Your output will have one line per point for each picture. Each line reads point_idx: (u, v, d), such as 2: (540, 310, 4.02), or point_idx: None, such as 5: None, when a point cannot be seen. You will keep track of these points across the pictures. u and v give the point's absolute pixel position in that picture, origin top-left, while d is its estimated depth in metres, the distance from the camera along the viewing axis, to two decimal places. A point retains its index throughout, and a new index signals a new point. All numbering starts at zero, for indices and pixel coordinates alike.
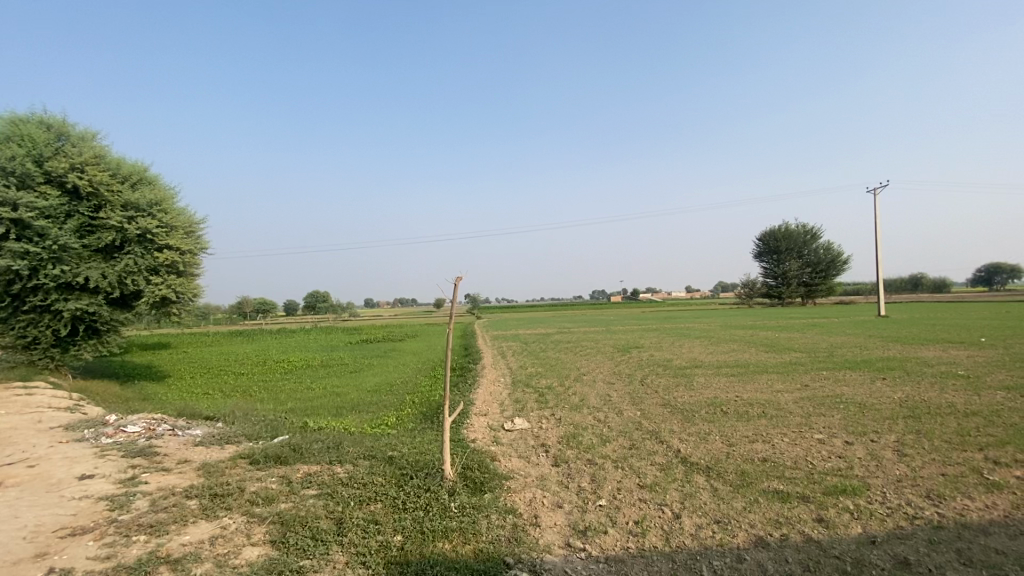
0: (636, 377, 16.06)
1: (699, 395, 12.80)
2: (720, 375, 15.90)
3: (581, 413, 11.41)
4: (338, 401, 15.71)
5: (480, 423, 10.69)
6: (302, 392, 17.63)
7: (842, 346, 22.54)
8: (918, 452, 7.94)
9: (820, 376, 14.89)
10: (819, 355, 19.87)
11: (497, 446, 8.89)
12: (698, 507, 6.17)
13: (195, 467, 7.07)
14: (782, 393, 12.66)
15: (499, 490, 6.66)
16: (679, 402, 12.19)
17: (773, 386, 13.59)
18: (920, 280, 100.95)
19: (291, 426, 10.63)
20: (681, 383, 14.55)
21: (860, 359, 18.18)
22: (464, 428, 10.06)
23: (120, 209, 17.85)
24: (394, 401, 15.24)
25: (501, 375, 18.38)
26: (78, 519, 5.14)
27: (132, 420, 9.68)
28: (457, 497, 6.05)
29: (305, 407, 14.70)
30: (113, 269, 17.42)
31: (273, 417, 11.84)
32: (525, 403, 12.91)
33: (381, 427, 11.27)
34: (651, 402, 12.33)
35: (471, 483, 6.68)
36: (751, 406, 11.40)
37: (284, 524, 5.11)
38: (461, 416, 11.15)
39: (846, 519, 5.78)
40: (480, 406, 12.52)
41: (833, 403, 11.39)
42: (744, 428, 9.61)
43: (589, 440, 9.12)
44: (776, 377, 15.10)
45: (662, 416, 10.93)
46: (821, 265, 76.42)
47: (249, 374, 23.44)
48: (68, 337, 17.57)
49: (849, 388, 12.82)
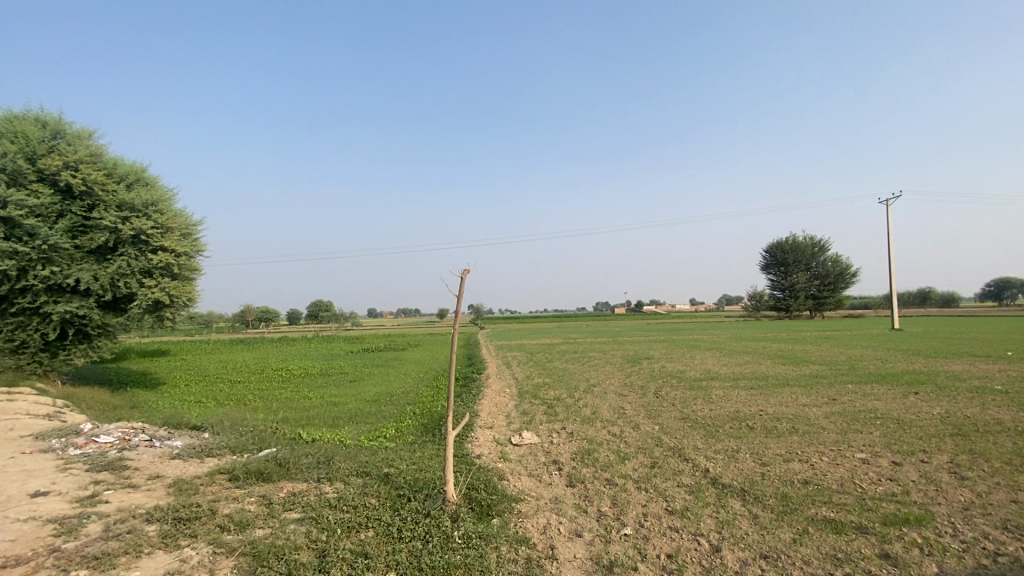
0: (649, 389, 15.21)
1: (720, 408, 11.95)
2: (739, 387, 14.99)
3: (594, 428, 10.56)
4: (336, 411, 14.91)
5: (485, 436, 9.88)
6: (298, 402, 16.83)
7: (863, 359, 21.53)
8: (978, 475, 7.09)
9: (846, 389, 13.99)
10: (840, 368, 18.91)
11: (504, 463, 8.07)
12: (740, 539, 5.33)
13: (166, 484, 6.27)
14: (809, 407, 11.78)
15: (509, 515, 5.85)
16: (699, 416, 11.33)
17: (798, 400, 12.69)
18: (929, 294, 99.60)
19: (281, 438, 9.82)
20: (699, 396, 13.64)
21: (885, 372, 17.23)
22: (468, 442, 9.25)
23: (115, 210, 17.25)
24: (394, 412, 14.43)
25: (507, 386, 17.50)
26: (15, 547, 4.31)
27: (109, 429, 8.90)
28: (461, 524, 5.23)
29: (299, 418, 13.87)
30: (105, 271, 16.75)
31: (264, 427, 11.04)
32: (533, 415, 12.06)
33: (379, 440, 10.45)
34: (669, 416, 11.47)
35: (477, 507, 5.86)
36: (779, 421, 10.54)
37: (257, 557, 4.30)
38: (464, 429, 10.36)
39: (917, 556, 4.95)
40: (484, 418, 11.68)
41: (868, 418, 10.51)
42: (775, 445, 8.76)
43: (605, 457, 8.29)
44: (799, 390, 14.21)
45: (682, 431, 10.06)
46: (829, 278, 74.91)
47: (246, 382, 22.60)
48: (57, 341, 16.92)
49: (881, 403, 11.92)
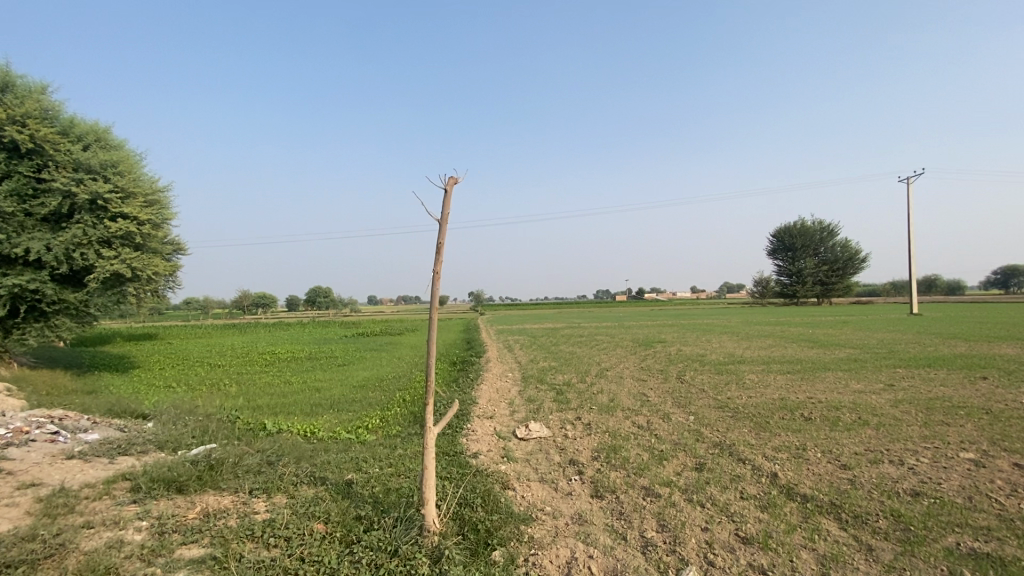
0: (671, 373, 13.46)
1: (761, 395, 10.20)
2: (774, 372, 13.20)
3: (615, 418, 8.74)
4: (316, 397, 13.17)
5: (485, 428, 8.10)
6: (276, 387, 15.10)
7: (898, 344, 19.58)
8: None
9: (899, 374, 12.17)
10: (879, 352, 17.07)
11: (508, 464, 6.28)
12: None
13: (36, 498, 4.45)
14: (868, 394, 9.99)
15: (517, 548, 4.08)
16: (738, 404, 9.53)
17: (849, 386, 10.86)
18: (936, 282, 97.58)
19: (234, 429, 8.04)
20: (731, 381, 11.87)
21: (933, 357, 15.36)
22: (463, 437, 7.45)
23: (69, 171, 15.39)
24: (382, 399, 12.69)
25: (509, 371, 15.76)
26: None
27: (14, 419, 7.13)
28: (444, 571, 3.41)
29: (272, 404, 12.09)
30: (59, 240, 14.85)
31: (220, 415, 9.24)
32: (540, 403, 10.28)
33: (357, 432, 8.66)
34: (703, 404, 9.63)
35: (470, 537, 4.08)
36: (839, 410, 8.73)
37: None
38: (459, 418, 8.60)
39: None
40: (483, 406, 9.89)
41: (947, 407, 8.72)
42: (850, 442, 6.93)
43: (638, 457, 6.49)
44: (845, 375, 12.39)
45: (723, 422, 8.27)
46: (838, 264, 72.94)
47: (226, 367, 20.87)
48: (8, 319, 15.10)
49: (950, 390, 10.12)
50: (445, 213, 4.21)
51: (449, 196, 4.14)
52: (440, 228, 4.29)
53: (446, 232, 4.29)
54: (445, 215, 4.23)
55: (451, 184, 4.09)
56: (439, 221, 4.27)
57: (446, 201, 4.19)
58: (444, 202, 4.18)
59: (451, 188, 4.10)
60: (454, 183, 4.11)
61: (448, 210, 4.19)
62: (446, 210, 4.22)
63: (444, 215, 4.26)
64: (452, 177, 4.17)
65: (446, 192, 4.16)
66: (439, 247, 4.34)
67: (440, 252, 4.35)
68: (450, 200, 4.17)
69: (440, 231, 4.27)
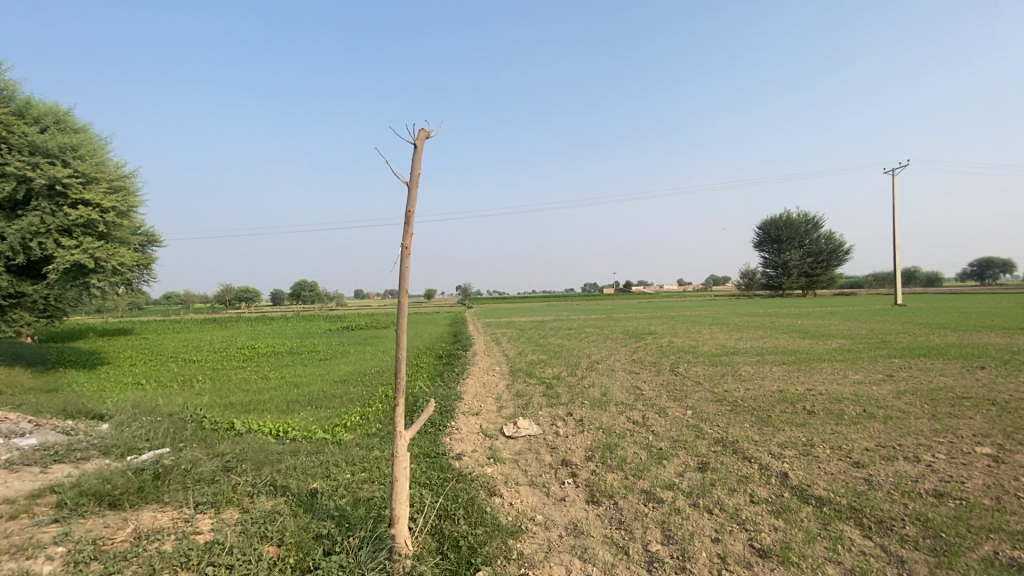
0: (664, 365, 13.01)
1: (759, 387, 9.78)
2: (768, 363, 12.82)
3: (609, 414, 8.23)
4: (293, 393, 12.49)
5: (470, 426, 7.53)
6: (253, 383, 14.40)
7: (889, 334, 19.42)
8: None
9: (896, 364, 11.86)
10: (871, 342, 16.83)
11: (495, 466, 5.74)
12: None
13: None
14: (869, 385, 9.60)
15: (504, 568, 3.54)
16: (737, 397, 9.08)
17: (848, 377, 10.49)
18: (916, 273, 99.05)
19: (195, 430, 7.36)
20: (727, 373, 11.44)
21: (927, 346, 15.15)
22: (446, 436, 6.89)
23: (24, 155, 14.45)
24: (362, 395, 12.06)
25: (496, 364, 15.24)
26: None
27: None
28: None
29: (244, 401, 11.40)
30: (14, 229, 13.91)
31: (183, 414, 8.56)
32: (529, 397, 9.74)
33: (332, 431, 8.03)
34: (700, 398, 9.18)
35: (450, 556, 3.55)
36: (842, 403, 8.32)
37: None
38: (443, 416, 8.03)
39: None
40: (468, 402, 9.31)
41: (952, 398, 8.36)
42: (859, 437, 6.51)
43: (635, 456, 5.98)
44: (842, 365, 12.04)
45: (723, 417, 7.82)
46: (822, 255, 73.54)
47: (201, 362, 20.01)
48: None
49: (951, 381, 9.78)
50: (414, 174, 3.66)
51: (418, 152, 3.63)
52: (409, 191, 3.70)
53: (416, 196, 3.70)
54: (414, 175, 3.67)
55: (420, 136, 3.60)
56: (407, 185, 3.70)
57: (416, 156, 3.63)
58: (413, 159, 3.64)
59: (421, 141, 3.61)
60: (424, 137, 3.61)
61: (418, 170, 3.66)
62: (415, 171, 3.68)
63: (412, 177, 3.70)
64: (422, 131, 3.67)
65: (414, 148, 3.65)
66: (408, 215, 3.72)
67: (409, 222, 3.72)
68: (420, 158, 3.65)
69: (409, 194, 3.68)
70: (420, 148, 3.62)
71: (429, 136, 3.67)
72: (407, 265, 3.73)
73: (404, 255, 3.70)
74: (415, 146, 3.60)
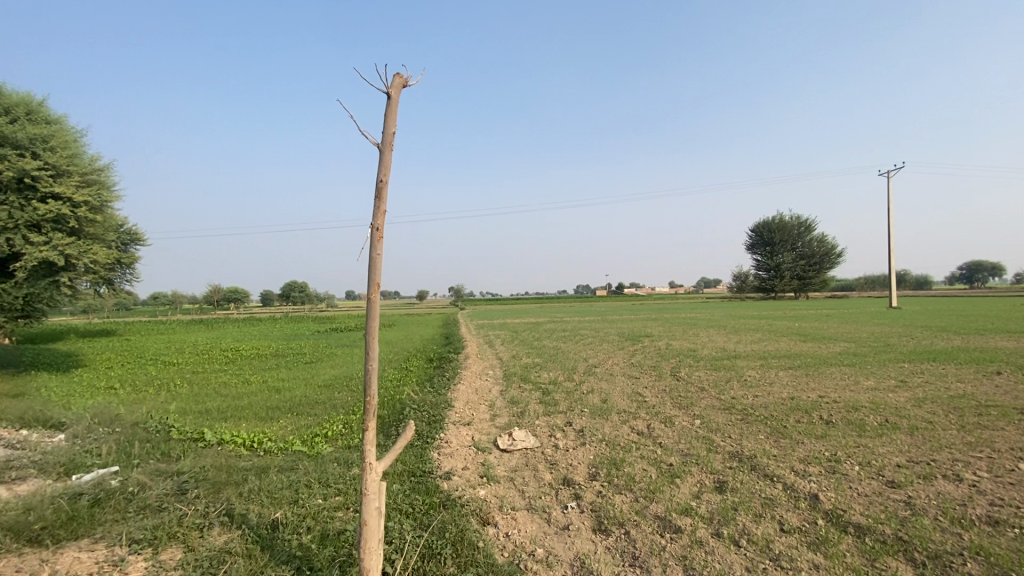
0: (665, 370, 12.41)
1: (769, 394, 9.20)
2: (773, 368, 12.25)
3: (611, 424, 7.62)
4: (274, 399, 11.76)
5: (461, 438, 6.88)
6: (232, 387, 13.63)
7: (889, 337, 18.98)
8: None
9: (906, 369, 11.37)
10: (873, 345, 16.35)
11: (488, 486, 5.11)
12: None
13: None
14: (883, 392, 9.06)
15: None
16: (747, 405, 8.47)
17: (859, 383, 9.94)
18: (907, 277, 99.51)
19: (156, 442, 6.64)
20: (732, 379, 10.84)
21: (932, 350, 14.69)
22: (435, 450, 6.24)
23: None
24: (348, 401, 11.37)
25: (489, 368, 14.58)
26: None
27: None
28: None
29: (220, 408, 10.65)
30: None
31: (149, 423, 7.83)
32: (525, 405, 9.11)
33: (310, 442, 7.34)
34: (706, 406, 8.59)
35: None
36: (859, 411, 7.77)
37: None
38: (431, 427, 7.37)
39: None
40: (459, 410, 8.65)
41: (975, 407, 7.84)
42: (887, 450, 5.94)
43: (646, 474, 5.37)
44: (849, 370, 11.52)
45: (735, 427, 7.23)
46: (814, 258, 73.57)
47: (182, 365, 19.17)
48: None
49: (969, 387, 9.26)
50: (386, 132, 3.02)
51: (393, 103, 2.99)
52: (382, 155, 3.07)
53: (390, 161, 3.07)
54: (387, 135, 3.04)
55: (395, 84, 2.97)
56: (379, 147, 3.07)
57: (389, 109, 2.99)
58: (386, 113, 3.00)
59: (396, 89, 2.97)
60: (401, 85, 2.98)
61: (392, 127, 3.03)
62: (388, 130, 3.04)
63: (385, 137, 3.07)
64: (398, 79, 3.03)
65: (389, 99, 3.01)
66: (380, 187, 3.09)
67: (381, 194, 3.08)
68: (394, 112, 3.02)
69: (380, 158, 3.05)
70: (395, 98, 2.98)
71: (406, 83, 3.03)
72: (379, 249, 3.11)
73: (375, 235, 3.07)
74: (389, 95, 2.97)
